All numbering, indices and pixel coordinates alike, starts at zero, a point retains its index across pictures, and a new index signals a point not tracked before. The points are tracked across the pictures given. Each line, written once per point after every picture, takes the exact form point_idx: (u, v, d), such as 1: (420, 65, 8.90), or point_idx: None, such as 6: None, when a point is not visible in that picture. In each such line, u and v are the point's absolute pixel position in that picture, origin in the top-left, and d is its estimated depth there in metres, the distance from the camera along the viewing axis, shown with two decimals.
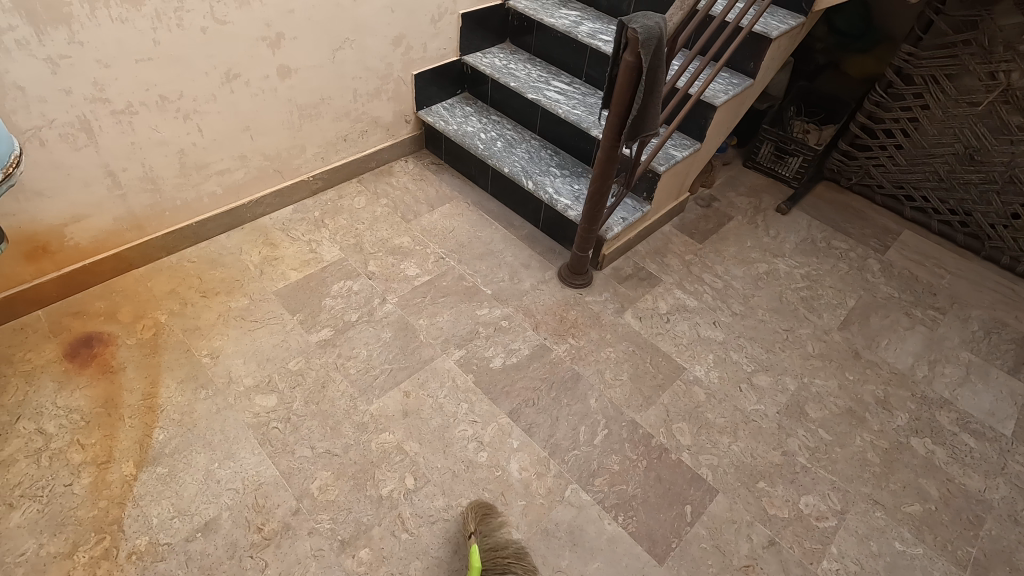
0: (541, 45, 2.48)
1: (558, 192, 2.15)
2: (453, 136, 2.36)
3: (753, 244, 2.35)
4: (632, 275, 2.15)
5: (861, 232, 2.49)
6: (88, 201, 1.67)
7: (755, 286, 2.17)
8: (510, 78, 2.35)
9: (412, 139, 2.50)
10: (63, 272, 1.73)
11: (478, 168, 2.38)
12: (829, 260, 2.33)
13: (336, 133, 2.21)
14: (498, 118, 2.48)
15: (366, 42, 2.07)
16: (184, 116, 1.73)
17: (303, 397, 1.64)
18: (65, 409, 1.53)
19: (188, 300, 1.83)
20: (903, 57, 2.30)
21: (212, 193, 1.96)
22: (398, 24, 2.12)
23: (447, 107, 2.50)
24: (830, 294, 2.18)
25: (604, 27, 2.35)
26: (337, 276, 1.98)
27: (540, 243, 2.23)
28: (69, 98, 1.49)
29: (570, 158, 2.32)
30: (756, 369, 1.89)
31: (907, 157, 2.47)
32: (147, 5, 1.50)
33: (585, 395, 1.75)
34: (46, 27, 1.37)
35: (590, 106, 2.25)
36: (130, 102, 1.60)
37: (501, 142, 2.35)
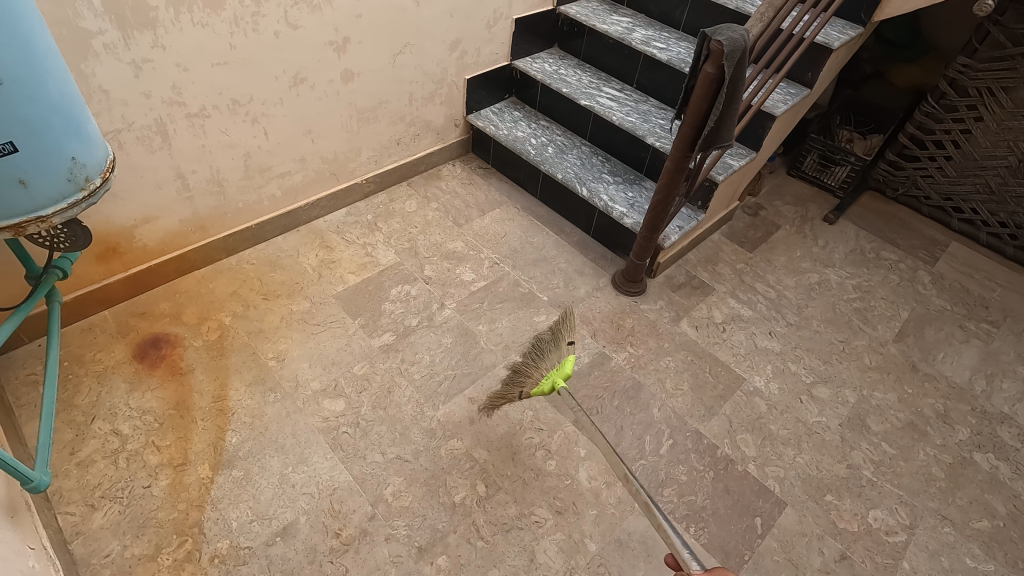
0: (590, 51, 2.48)
1: (613, 199, 2.14)
2: (504, 141, 2.36)
3: (803, 254, 2.34)
4: (685, 284, 2.15)
5: (909, 243, 2.48)
6: (159, 203, 1.68)
7: (808, 297, 2.17)
8: (561, 84, 2.36)
9: (460, 142, 2.50)
10: (130, 272, 1.74)
11: (528, 173, 2.38)
12: (880, 271, 2.32)
13: (391, 136, 2.21)
14: (547, 123, 2.48)
15: (425, 47, 2.06)
16: (253, 120, 1.74)
17: (370, 402, 1.64)
18: (138, 410, 1.54)
19: (250, 302, 1.84)
20: (957, 69, 2.28)
21: (272, 196, 1.96)
22: (457, 29, 2.11)
23: (495, 111, 2.51)
24: (883, 305, 2.17)
25: (657, 34, 2.34)
26: (394, 280, 1.99)
27: (592, 250, 2.22)
28: (148, 101, 1.49)
29: (621, 165, 2.32)
30: (815, 381, 1.88)
31: (957, 169, 2.46)
32: (227, 10, 1.49)
33: (647, 404, 1.75)
34: (132, 31, 1.37)
35: (644, 114, 2.25)
36: (204, 106, 1.60)
37: (552, 148, 2.35)
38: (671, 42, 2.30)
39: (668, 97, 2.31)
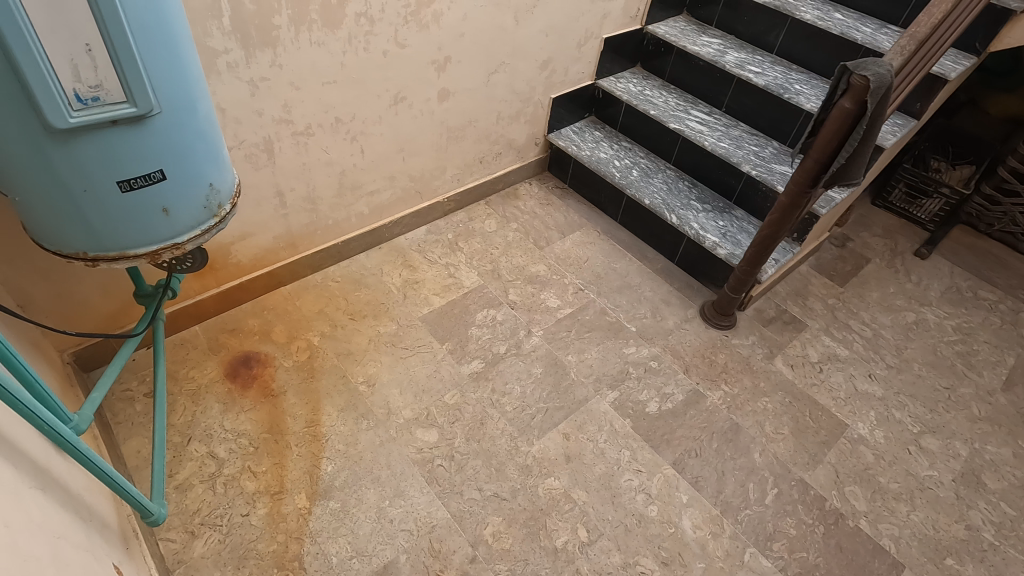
0: (676, 72, 2.43)
1: (704, 227, 2.07)
2: (587, 162, 2.30)
3: (896, 290, 2.24)
4: (776, 318, 2.06)
5: (1008, 282, 2.35)
6: (257, 220, 1.66)
7: (906, 337, 2.06)
8: (648, 105, 2.30)
9: (538, 161, 2.45)
10: (222, 288, 1.71)
11: (610, 196, 2.31)
12: (979, 311, 2.20)
13: (475, 155, 2.17)
14: (629, 145, 2.42)
15: (519, 66, 2.02)
16: (352, 138, 1.71)
17: (464, 433, 1.59)
18: (233, 432, 1.51)
19: (337, 322, 1.80)
20: None
21: (359, 214, 1.93)
22: (549, 48, 2.07)
23: (576, 131, 2.46)
24: (986, 350, 2.06)
25: (749, 57, 2.28)
26: (480, 304, 1.94)
27: (678, 278, 2.15)
28: (260, 119, 1.47)
29: (709, 191, 2.24)
30: (923, 431, 1.78)
31: None
32: (343, 29, 1.47)
33: (748, 448, 1.67)
34: (255, 50, 1.35)
35: (735, 139, 2.18)
36: (309, 124, 1.58)
37: (637, 172, 2.29)
38: (766, 66, 2.23)
39: (760, 123, 2.23)
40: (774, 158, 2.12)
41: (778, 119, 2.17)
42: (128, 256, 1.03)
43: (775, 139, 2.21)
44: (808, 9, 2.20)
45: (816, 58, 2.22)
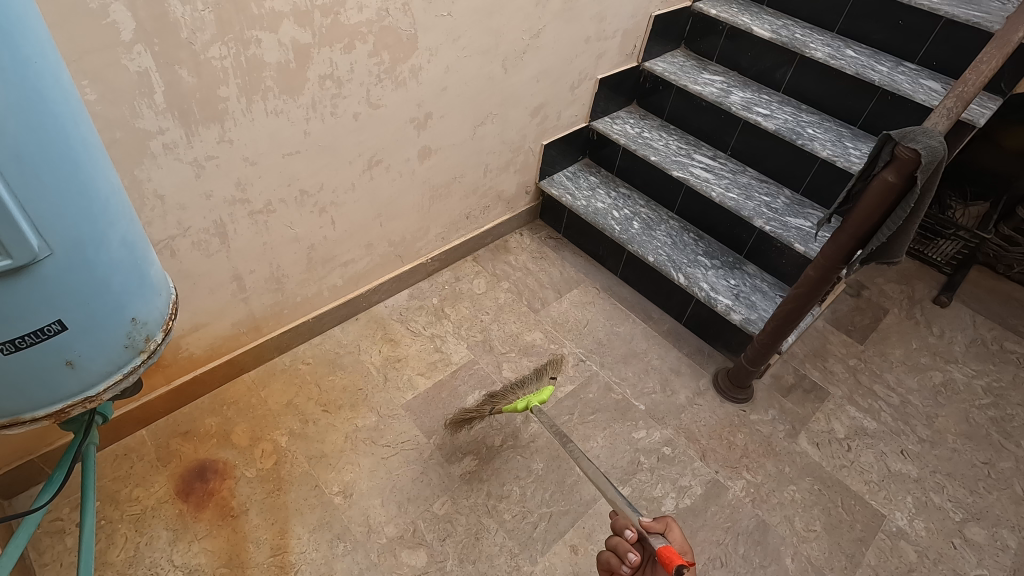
0: (676, 112, 2.25)
1: (714, 287, 1.88)
2: (583, 214, 2.11)
3: (919, 346, 2.07)
4: (796, 386, 1.88)
5: None
6: (211, 309, 1.44)
7: (936, 403, 1.90)
8: (648, 150, 2.11)
9: (529, 210, 2.26)
10: (173, 386, 1.49)
11: (609, 249, 2.12)
12: (1008, 368, 2.04)
13: (461, 211, 1.96)
14: (628, 191, 2.23)
15: (508, 115, 1.83)
16: (321, 210, 1.50)
17: (457, 553, 1.38)
18: (184, 569, 1.28)
19: (309, 416, 1.58)
20: None
21: (333, 285, 1.71)
22: (541, 94, 1.88)
23: (570, 176, 2.26)
24: (1021, 415, 1.90)
25: (756, 96, 2.11)
26: (470, 384, 1.73)
27: (687, 342, 1.96)
28: (209, 202, 1.25)
29: (717, 243, 2.06)
30: (966, 519, 1.61)
31: None
32: (305, 95, 1.26)
33: (778, 553, 1.48)
34: (198, 127, 1.13)
35: (744, 188, 2.01)
36: (270, 201, 1.37)
37: (638, 223, 2.10)
38: (774, 107, 2.06)
39: (770, 168, 2.06)
40: (788, 209, 1.94)
41: (790, 165, 2.00)
42: (23, 420, 0.81)
43: (787, 186, 2.04)
44: (817, 45, 2.04)
45: (827, 97, 2.05)
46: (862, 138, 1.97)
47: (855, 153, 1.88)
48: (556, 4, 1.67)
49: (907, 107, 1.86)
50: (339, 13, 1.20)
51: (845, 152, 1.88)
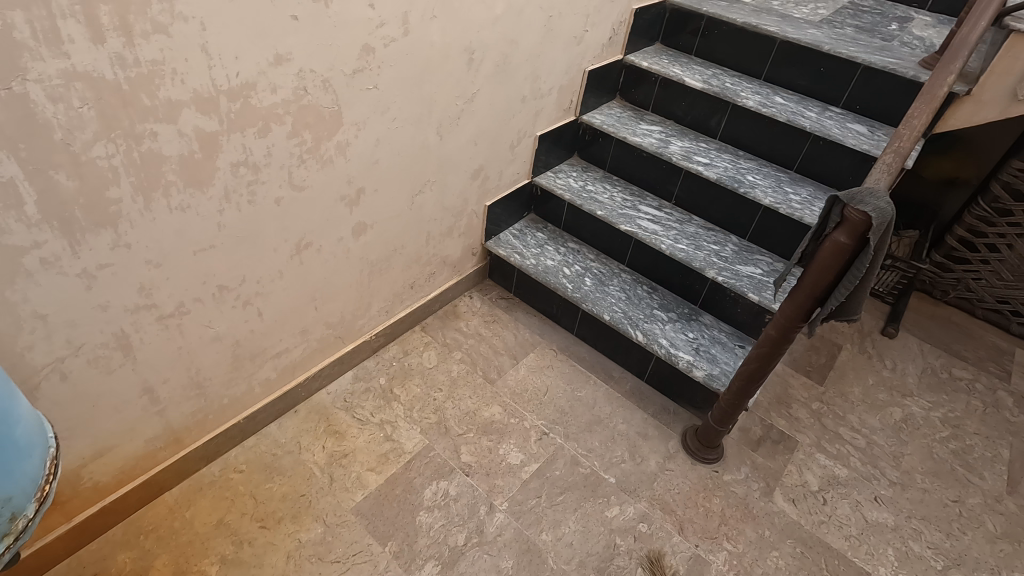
0: (618, 163, 2.23)
1: (674, 343, 1.83)
2: (534, 273, 2.03)
3: (875, 382, 2.08)
4: (764, 438, 1.83)
5: (976, 354, 2.25)
6: (118, 429, 1.25)
7: (900, 441, 1.88)
8: (594, 204, 2.07)
9: (477, 271, 2.16)
10: (74, 522, 1.27)
11: (564, 308, 2.04)
12: (960, 396, 2.07)
13: (405, 282, 1.84)
14: (576, 246, 2.18)
15: (447, 180, 1.74)
16: (244, 303, 1.34)
17: None
18: None
19: (243, 537, 1.38)
20: (1012, 173, 2.14)
21: (265, 379, 1.54)
22: (480, 156, 1.81)
23: (516, 233, 2.19)
24: (980, 444, 1.91)
25: (694, 145, 2.12)
26: (427, 475, 1.58)
27: (651, 401, 1.88)
28: (105, 314, 1.08)
29: (671, 294, 2.01)
30: (947, 566, 1.57)
31: (1013, 272, 2.29)
32: (215, 185, 1.12)
33: None
34: (84, 235, 0.98)
35: (692, 237, 1.99)
36: (182, 302, 1.20)
37: (590, 279, 2.04)
38: (713, 155, 2.07)
39: (715, 215, 2.05)
40: (737, 257, 1.93)
41: (734, 213, 2.00)
42: None
43: (733, 232, 2.03)
44: (748, 93, 2.08)
45: (761, 143, 2.08)
46: (799, 182, 1.99)
47: (795, 198, 1.90)
48: (488, 67, 1.61)
49: (839, 150, 1.90)
50: (249, 96, 1.08)
51: (786, 198, 1.90)
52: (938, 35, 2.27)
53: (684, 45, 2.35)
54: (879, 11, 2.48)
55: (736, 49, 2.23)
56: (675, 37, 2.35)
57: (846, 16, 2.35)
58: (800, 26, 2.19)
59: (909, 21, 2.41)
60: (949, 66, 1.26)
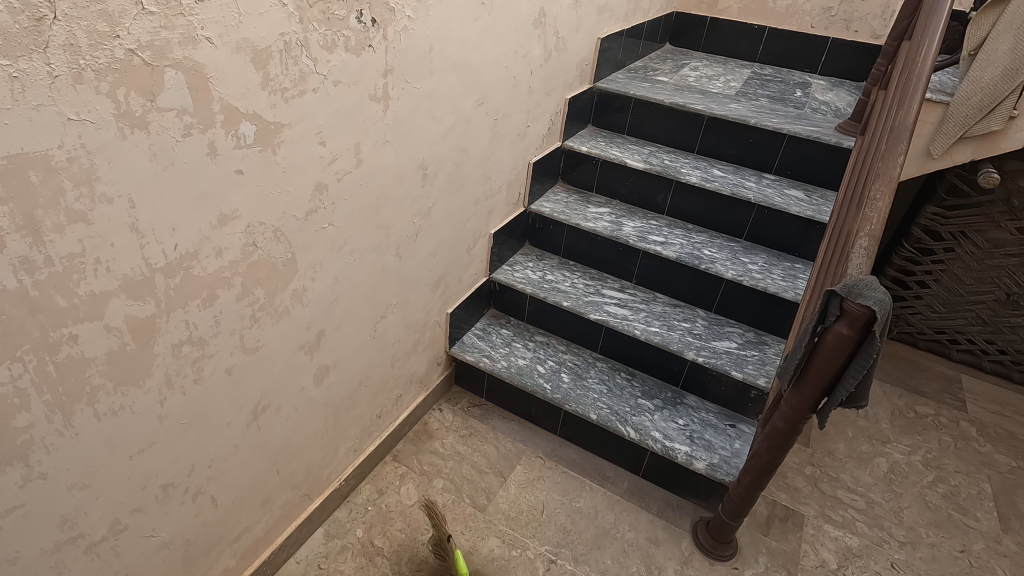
0: (572, 248, 2.19)
1: (667, 434, 1.75)
2: (508, 377, 1.91)
3: (855, 433, 2.09)
4: (771, 519, 1.76)
5: (931, 387, 2.35)
6: None
7: (894, 494, 1.88)
8: (559, 295, 2.01)
9: (443, 381, 2.00)
10: None
11: (544, 410, 1.92)
12: (931, 434, 2.13)
13: (372, 413, 1.65)
14: (545, 338, 2.08)
15: (409, 298, 1.61)
16: (193, 496, 1.11)
17: None
18: None
19: None
20: (929, 216, 2.34)
21: (223, 570, 1.28)
22: (440, 266, 1.70)
23: (480, 334, 2.06)
24: (964, 483, 1.94)
25: (645, 224, 2.14)
26: None
27: (653, 499, 1.77)
28: (15, 567, 0.84)
29: (650, 378, 1.95)
30: None
31: (944, 304, 2.44)
32: (153, 374, 0.92)
33: None
34: None
35: (662, 317, 1.96)
36: (117, 519, 0.97)
37: (567, 374, 1.94)
38: (666, 232, 2.09)
39: (679, 291, 2.03)
40: (710, 333, 1.91)
41: (697, 288, 2.00)
42: None
43: (699, 306, 2.02)
44: (688, 169, 2.14)
45: (708, 215, 2.12)
46: (753, 250, 2.03)
47: (755, 268, 1.93)
48: (442, 179, 1.53)
49: (783, 218, 1.97)
50: (191, 266, 0.91)
51: (746, 269, 1.92)
52: (838, 98, 2.48)
53: (615, 125, 2.40)
54: (781, 79, 2.69)
55: (666, 127, 2.31)
56: (605, 118, 2.40)
57: (755, 87, 2.52)
58: (722, 101, 2.31)
59: (809, 86, 2.62)
60: (895, 149, 1.32)
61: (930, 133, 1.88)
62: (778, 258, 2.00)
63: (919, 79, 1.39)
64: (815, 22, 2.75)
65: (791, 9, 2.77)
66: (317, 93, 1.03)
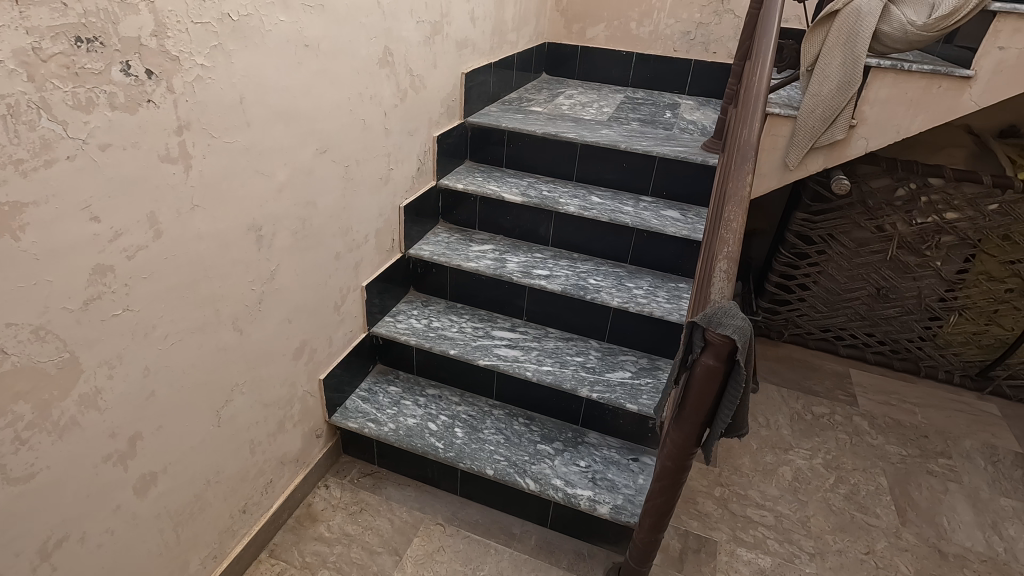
0: (458, 290, 2.08)
1: (568, 480, 1.65)
2: (396, 441, 1.74)
3: (759, 444, 2.09)
4: (685, 552, 1.69)
5: (824, 386, 2.42)
6: None
7: (801, 502, 1.88)
8: (445, 344, 1.89)
9: (327, 454, 1.81)
10: None
11: (440, 470, 1.77)
12: (828, 433, 2.17)
13: (232, 509, 1.44)
14: (436, 390, 1.94)
15: (263, 374, 1.43)
16: None
17: None
18: None
19: None
20: (800, 222, 2.41)
21: None
22: (299, 332, 1.53)
23: (365, 395, 1.89)
24: (862, 480, 1.98)
25: (530, 257, 2.07)
26: None
27: (563, 552, 1.65)
28: None
29: (549, 419, 1.85)
30: None
31: (825, 304, 2.52)
32: None
33: None
34: None
35: (555, 353, 1.88)
36: None
37: (461, 428, 1.80)
38: (551, 264, 2.04)
39: (570, 324, 1.97)
40: (604, 364, 1.85)
41: (587, 319, 1.94)
42: None
43: (592, 336, 1.96)
44: (566, 199, 2.10)
45: (592, 243, 2.08)
46: (637, 274, 2.01)
47: (640, 293, 1.90)
48: (285, 238, 1.38)
49: (662, 239, 1.97)
50: None
51: (631, 295, 1.89)
52: (704, 116, 2.57)
53: (493, 158, 2.34)
54: (651, 101, 2.76)
55: (542, 157, 2.27)
56: (482, 152, 2.34)
57: (627, 111, 2.56)
58: (594, 127, 2.31)
59: (678, 106, 2.70)
60: (743, 166, 1.31)
61: (783, 146, 1.94)
62: (663, 279, 1.99)
63: (758, 97, 1.41)
64: (677, 46, 2.86)
65: (654, 34, 2.86)
66: (75, 161, 0.86)
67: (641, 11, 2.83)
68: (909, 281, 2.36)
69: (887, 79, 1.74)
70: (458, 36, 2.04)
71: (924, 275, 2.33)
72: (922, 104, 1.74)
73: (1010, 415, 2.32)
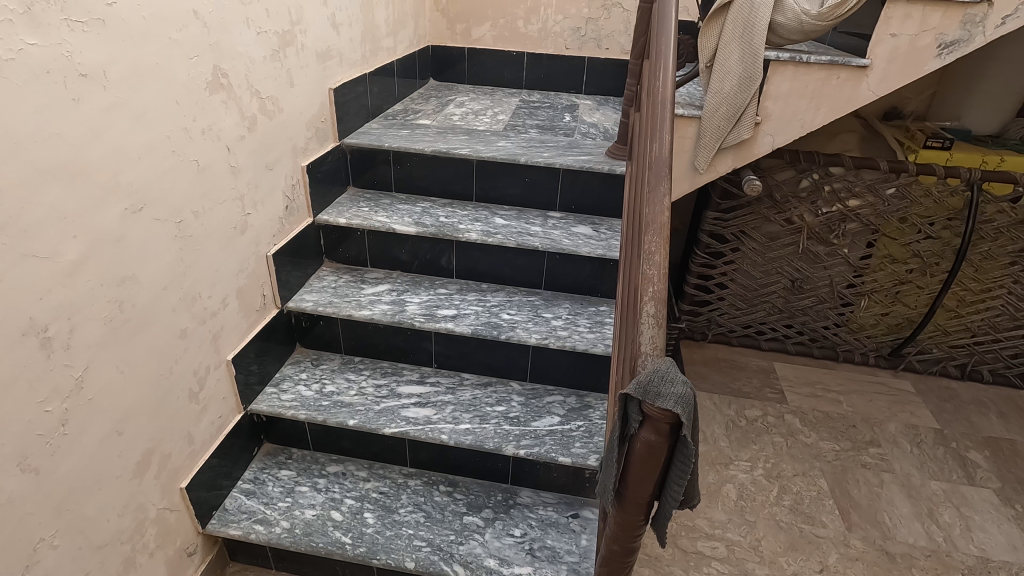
0: (353, 342, 1.78)
1: (503, 557, 1.42)
2: (291, 543, 1.43)
3: (699, 464, 1.98)
4: None
5: (753, 386, 2.36)
6: None
7: (749, 523, 1.78)
8: (342, 413, 1.59)
9: (206, 571, 1.46)
10: None
11: (351, 567, 1.48)
12: (764, 438, 2.10)
13: None
14: (339, 467, 1.64)
15: (87, 510, 1.08)
16: None
17: None
18: None
19: None
20: (712, 222, 2.32)
21: None
22: (138, 441, 1.18)
23: (249, 488, 1.56)
24: (803, 486, 1.92)
25: (433, 295, 1.82)
26: None
27: None
28: None
29: (475, 483, 1.61)
30: None
31: (744, 300, 2.47)
32: None
33: None
34: None
35: (472, 405, 1.65)
36: None
37: (372, 513, 1.52)
38: (458, 301, 1.79)
39: (486, 367, 1.74)
40: (529, 410, 1.64)
41: (505, 360, 1.71)
42: None
43: (512, 378, 1.74)
44: (467, 224, 1.87)
45: (501, 270, 1.86)
46: (554, 301, 1.82)
47: (559, 325, 1.70)
48: (91, 332, 1.03)
49: (576, 260, 1.78)
50: None
51: (550, 328, 1.68)
52: (604, 117, 2.42)
53: (380, 182, 2.06)
54: (548, 104, 2.58)
55: (435, 177, 2.01)
56: (366, 176, 2.05)
57: (523, 117, 2.36)
58: (489, 139, 2.08)
59: (576, 108, 2.54)
60: (658, 186, 1.13)
61: (691, 148, 1.81)
62: (582, 304, 1.81)
63: (665, 104, 1.24)
64: (568, 43, 2.69)
65: (544, 32, 2.68)
66: None
67: (527, 8, 2.64)
68: (820, 270, 2.36)
69: (787, 72, 1.65)
70: (317, 46, 1.73)
71: (834, 263, 2.33)
72: (823, 97, 1.67)
73: (923, 391, 2.38)
